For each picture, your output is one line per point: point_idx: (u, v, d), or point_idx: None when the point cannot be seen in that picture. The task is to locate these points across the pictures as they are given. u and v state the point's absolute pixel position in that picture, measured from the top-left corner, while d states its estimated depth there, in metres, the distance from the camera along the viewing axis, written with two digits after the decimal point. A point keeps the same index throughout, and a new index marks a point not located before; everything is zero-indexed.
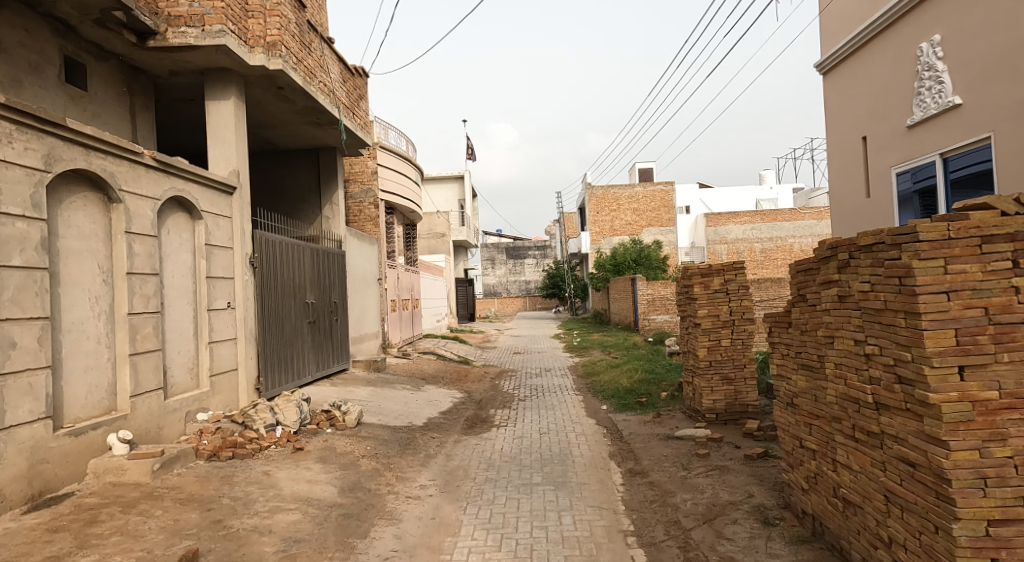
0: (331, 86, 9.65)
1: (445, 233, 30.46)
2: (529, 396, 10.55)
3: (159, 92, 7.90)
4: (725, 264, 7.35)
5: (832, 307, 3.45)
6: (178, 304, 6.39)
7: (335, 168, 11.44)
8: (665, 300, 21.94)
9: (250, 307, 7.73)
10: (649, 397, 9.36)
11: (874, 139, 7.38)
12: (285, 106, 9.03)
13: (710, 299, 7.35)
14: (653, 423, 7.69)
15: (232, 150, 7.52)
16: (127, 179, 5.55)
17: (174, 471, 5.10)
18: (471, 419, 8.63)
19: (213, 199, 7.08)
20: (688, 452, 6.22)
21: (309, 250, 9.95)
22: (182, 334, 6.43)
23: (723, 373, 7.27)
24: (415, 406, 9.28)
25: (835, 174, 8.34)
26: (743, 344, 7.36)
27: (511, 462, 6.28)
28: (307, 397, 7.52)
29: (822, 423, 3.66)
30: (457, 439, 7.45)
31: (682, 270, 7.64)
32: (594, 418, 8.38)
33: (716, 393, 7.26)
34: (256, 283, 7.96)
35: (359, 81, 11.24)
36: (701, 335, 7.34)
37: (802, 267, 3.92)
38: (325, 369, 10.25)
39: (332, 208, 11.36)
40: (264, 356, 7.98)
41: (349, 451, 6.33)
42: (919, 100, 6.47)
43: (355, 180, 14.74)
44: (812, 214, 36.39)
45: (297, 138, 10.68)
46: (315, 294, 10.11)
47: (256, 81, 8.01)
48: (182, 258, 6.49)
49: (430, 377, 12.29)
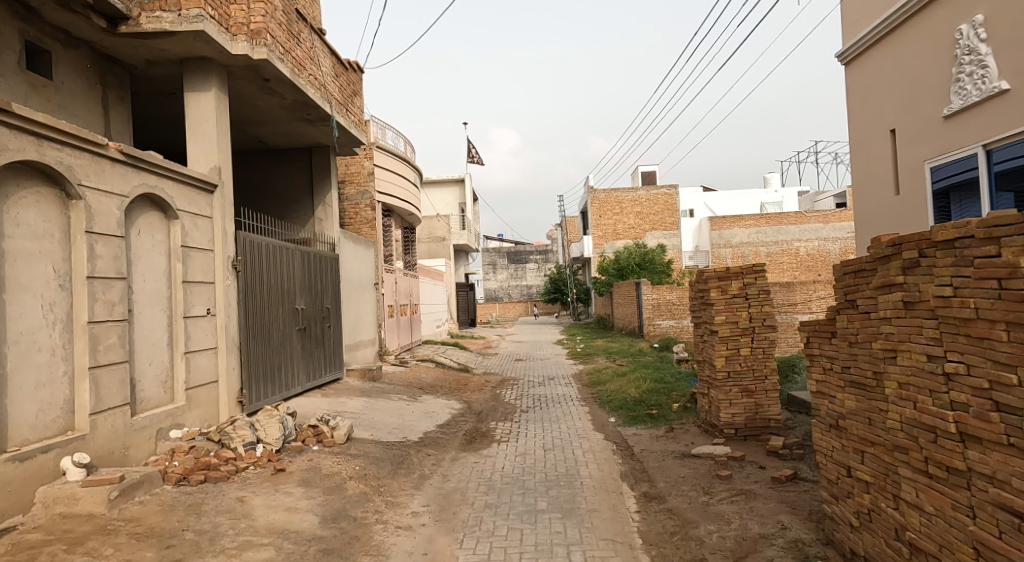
0: (322, 79, 9.12)
1: (445, 237, 30.03)
2: (532, 407, 9.98)
3: (137, 83, 7.39)
4: (743, 267, 6.81)
5: (894, 316, 2.91)
6: (148, 310, 5.85)
7: (328, 167, 10.92)
8: (671, 304, 21.37)
9: (232, 315, 7.19)
10: (660, 408, 8.81)
11: (904, 131, 6.84)
12: (273, 100, 8.52)
13: (728, 304, 6.79)
14: (666, 439, 7.14)
15: (213, 146, 7.00)
16: (89, 172, 5.02)
17: (135, 499, 4.54)
18: (470, 433, 8.08)
19: (190, 196, 6.56)
20: (708, 473, 5.64)
21: (299, 253, 9.42)
22: (153, 344, 5.90)
23: (743, 385, 6.74)
24: (410, 419, 8.71)
25: (859, 171, 7.80)
26: (764, 353, 6.80)
27: (514, 484, 5.71)
28: (293, 411, 6.96)
29: (880, 452, 3.11)
30: (455, 456, 6.89)
31: (697, 273, 7.10)
32: (602, 432, 7.83)
33: (735, 407, 6.71)
34: (239, 288, 7.43)
35: (354, 77, 10.73)
36: (718, 343, 6.78)
37: (852, 268, 3.38)
38: (316, 379, 9.71)
39: (324, 209, 10.83)
40: (248, 367, 7.45)
41: (336, 473, 5.77)
42: (958, 87, 5.93)
43: (351, 181, 14.28)
44: (818, 217, 35.78)
45: (288, 135, 10.17)
46: (306, 300, 9.58)
47: (240, 73, 7.49)
48: (153, 261, 5.96)
49: (428, 386, 11.73)
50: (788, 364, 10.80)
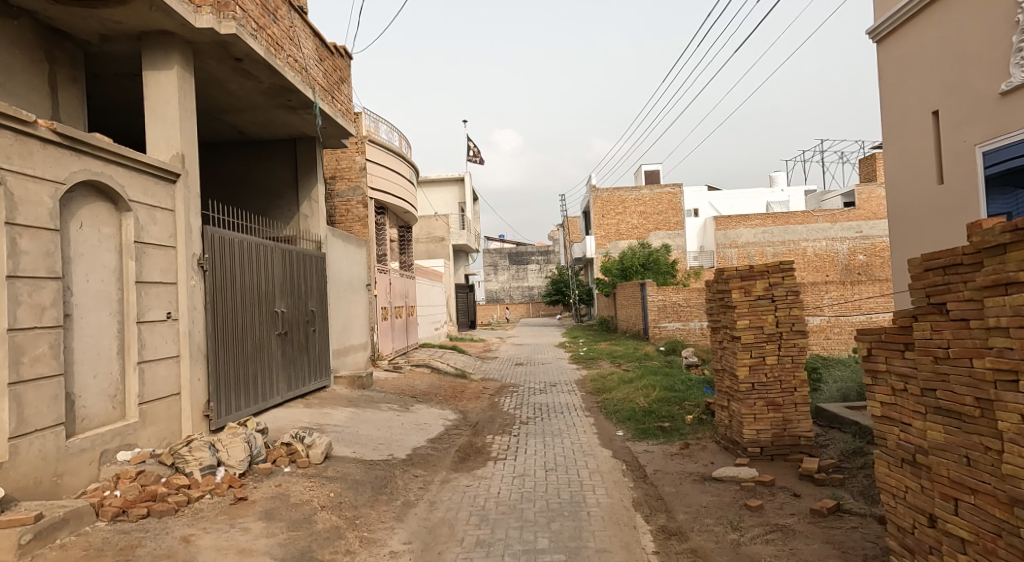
0: (303, 61, 8.40)
1: (445, 237, 29.29)
2: (532, 418, 9.25)
3: (93, 62, 6.67)
4: (768, 265, 6.05)
5: (1015, 326, 2.17)
6: (92, 315, 5.12)
7: (313, 160, 10.18)
8: (677, 306, 20.54)
9: (197, 320, 6.46)
10: (672, 420, 8.06)
11: (951, 112, 6.11)
12: (248, 84, 7.81)
13: (752, 307, 6.05)
14: (682, 457, 6.41)
15: (175, 130, 6.27)
16: (11, 154, 4.28)
17: (56, 542, 3.77)
18: (464, 449, 7.34)
19: (147, 186, 5.83)
20: (735, 503, 4.88)
21: (279, 252, 8.67)
22: (99, 354, 5.17)
23: (769, 398, 6.00)
24: (399, 433, 7.96)
25: (894, 160, 7.09)
26: (793, 362, 6.04)
27: (510, 515, 4.96)
28: (264, 427, 6.22)
29: (986, 503, 2.36)
30: (447, 478, 6.14)
31: (717, 272, 6.37)
32: (610, 448, 7.08)
33: (759, 422, 5.96)
34: (207, 290, 6.70)
35: (340, 62, 10.02)
36: (741, 351, 6.03)
37: (940, 262, 2.63)
38: (299, 388, 8.97)
39: (310, 205, 10.09)
40: (216, 377, 6.72)
41: (306, 501, 5.02)
42: (1020, 58, 5.18)
43: (342, 177, 13.58)
44: (825, 216, 35.11)
45: (269, 125, 9.46)
46: (288, 303, 8.85)
47: (207, 51, 6.76)
48: (99, 258, 5.23)
49: (421, 394, 10.97)
50: (814, 376, 9.98)
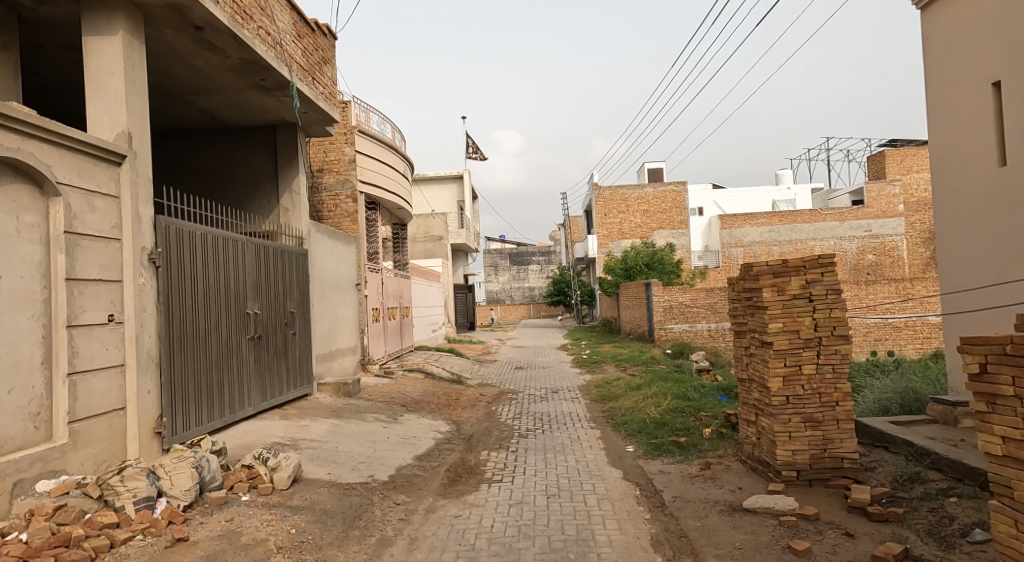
0: (277, 36, 7.59)
1: (443, 235, 28.53)
2: (533, 430, 8.42)
3: (31, 29, 5.87)
4: (805, 259, 5.23)
5: None
6: (7, 319, 4.28)
7: (294, 148, 9.36)
8: (683, 307, 19.72)
9: (147, 324, 5.63)
10: (688, 434, 7.23)
11: (1013, 83, 5.39)
12: (214, 59, 7.00)
13: (786, 309, 5.23)
14: (704, 481, 5.58)
15: (120, 105, 5.45)
16: None
17: None
18: (455, 469, 6.51)
19: (83, 168, 5.00)
20: (777, 544, 4.04)
21: (253, 248, 7.86)
22: (15, 364, 4.33)
23: (806, 413, 5.16)
24: (383, 449, 7.12)
25: (942, 141, 6.44)
26: (835, 372, 5.19)
27: (505, 557, 4.12)
28: (221, 447, 5.39)
29: None
30: (433, 506, 5.29)
31: (745, 268, 5.58)
32: (620, 468, 6.25)
33: (795, 441, 5.13)
34: (160, 289, 5.88)
35: (322, 42, 9.22)
36: (774, 359, 5.20)
37: None
38: (275, 398, 8.15)
39: (291, 198, 9.27)
40: (170, 388, 5.89)
41: (260, 541, 4.19)
42: None
43: (330, 170, 12.79)
44: (833, 214, 34.36)
45: (243, 109, 8.66)
46: (263, 304, 8.03)
47: (161, 17, 5.94)
48: (18, 251, 4.40)
49: (411, 403, 10.13)
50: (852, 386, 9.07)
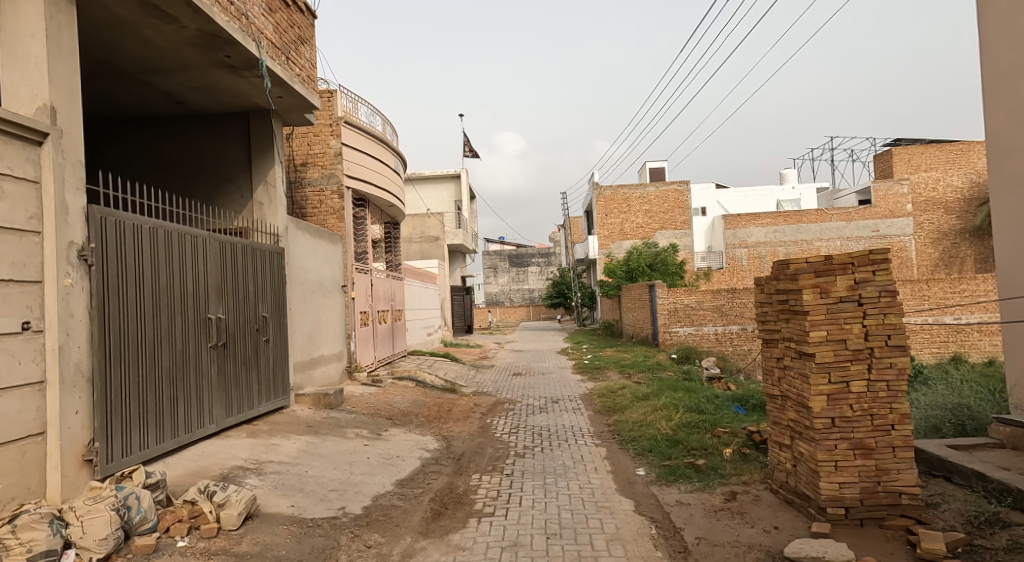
0: (243, 6, 6.77)
1: (439, 236, 27.70)
2: (531, 448, 7.57)
3: None
4: (853, 256, 4.41)
5: None
6: None
7: (269, 138, 8.53)
8: (689, 310, 18.86)
9: (75, 334, 4.78)
10: (708, 455, 6.36)
11: None
12: (168, 30, 6.16)
13: (830, 314, 4.39)
14: (733, 517, 4.72)
15: (41, 75, 4.62)
16: None
17: None
18: (441, 498, 5.66)
19: None
20: None
21: (218, 244, 7.01)
22: None
23: (856, 438, 4.32)
24: (361, 473, 6.27)
25: (1004, 120, 5.65)
26: (890, 391, 4.35)
27: None
28: (160, 480, 4.55)
29: None
30: (410, 550, 4.44)
31: (781, 265, 4.76)
32: (631, 498, 5.39)
33: (843, 473, 4.28)
34: (94, 292, 5.03)
35: (298, 19, 8.39)
36: (816, 375, 4.35)
37: None
38: (243, 413, 7.31)
39: (266, 192, 8.45)
40: (105, 407, 5.03)
41: None
42: None
43: (315, 164, 11.97)
44: (840, 214, 33.50)
45: (211, 92, 7.84)
46: (228, 308, 7.18)
47: None
48: None
49: (399, 415, 9.27)
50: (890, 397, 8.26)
